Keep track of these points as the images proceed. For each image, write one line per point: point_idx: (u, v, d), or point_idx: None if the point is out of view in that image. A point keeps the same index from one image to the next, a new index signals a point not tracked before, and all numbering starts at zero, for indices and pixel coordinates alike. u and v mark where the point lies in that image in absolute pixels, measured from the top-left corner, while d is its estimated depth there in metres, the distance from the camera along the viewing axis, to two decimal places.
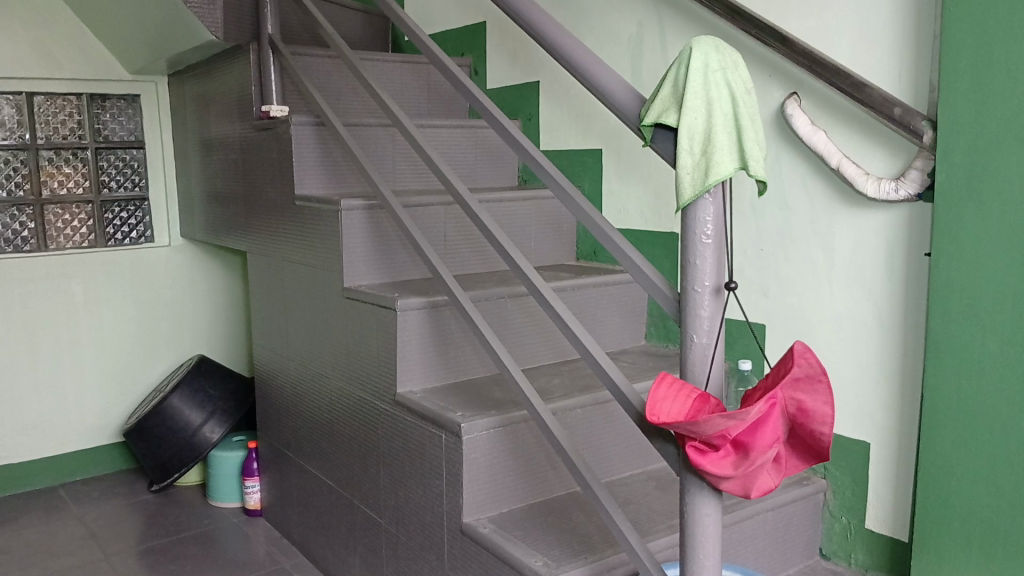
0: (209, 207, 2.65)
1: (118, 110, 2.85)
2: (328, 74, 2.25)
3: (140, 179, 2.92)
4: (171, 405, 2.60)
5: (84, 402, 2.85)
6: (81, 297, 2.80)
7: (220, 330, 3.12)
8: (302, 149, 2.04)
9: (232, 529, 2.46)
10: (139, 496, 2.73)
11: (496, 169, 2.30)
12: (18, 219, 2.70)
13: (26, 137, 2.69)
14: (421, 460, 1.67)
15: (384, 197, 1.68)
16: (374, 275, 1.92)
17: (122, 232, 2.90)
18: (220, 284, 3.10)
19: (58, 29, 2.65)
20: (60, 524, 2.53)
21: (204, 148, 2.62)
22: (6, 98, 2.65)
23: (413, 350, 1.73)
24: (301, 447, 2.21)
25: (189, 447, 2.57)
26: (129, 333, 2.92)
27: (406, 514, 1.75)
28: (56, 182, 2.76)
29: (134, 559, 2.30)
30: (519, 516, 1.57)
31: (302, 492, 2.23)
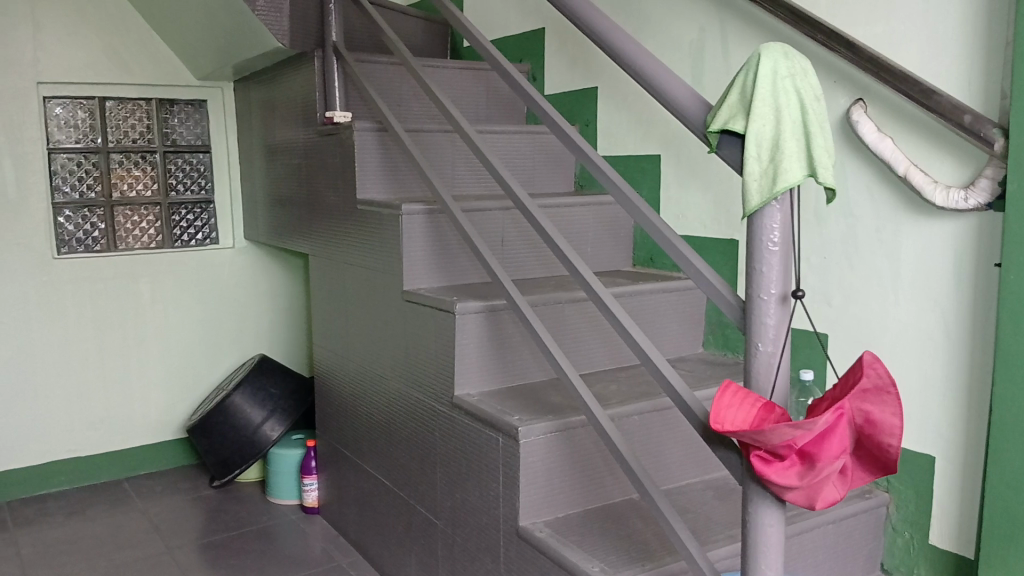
0: (272, 210, 2.71)
1: (186, 116, 2.94)
2: (391, 80, 2.29)
3: (205, 183, 3.00)
4: (232, 403, 2.67)
5: (150, 398, 2.94)
6: (148, 297, 2.89)
7: (280, 330, 3.19)
8: (365, 155, 2.08)
9: (290, 526, 2.51)
10: (201, 491, 2.81)
11: (555, 174, 2.31)
12: (89, 220, 2.79)
13: (98, 141, 2.78)
14: (478, 462, 1.68)
15: (445, 202, 1.71)
16: (433, 278, 1.94)
17: (188, 233, 2.98)
18: (280, 286, 3.17)
19: (130, 37, 2.74)
20: (125, 517, 2.61)
21: (267, 153, 2.69)
22: (79, 102, 2.74)
23: (471, 354, 1.75)
24: (358, 447, 2.25)
25: (250, 444, 2.64)
26: (194, 332, 3.00)
27: (462, 516, 1.76)
28: (126, 184, 2.85)
29: (195, 553, 2.36)
30: (575, 521, 1.57)
31: (359, 492, 2.27)
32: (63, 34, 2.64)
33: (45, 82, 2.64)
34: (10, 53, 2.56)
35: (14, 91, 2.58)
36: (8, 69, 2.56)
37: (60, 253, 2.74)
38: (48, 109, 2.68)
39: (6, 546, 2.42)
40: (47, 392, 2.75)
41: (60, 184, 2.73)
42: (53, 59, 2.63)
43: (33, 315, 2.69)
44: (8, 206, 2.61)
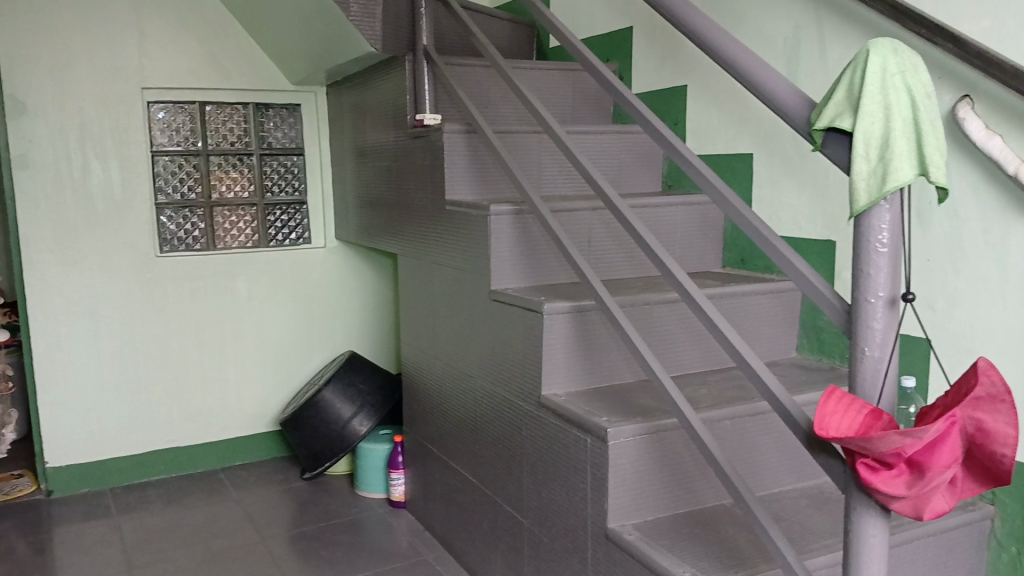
0: (363, 211, 2.78)
1: (281, 119, 3.03)
2: (481, 81, 2.31)
3: (299, 184, 3.09)
4: (324, 398, 2.74)
5: (245, 392, 3.06)
6: (244, 294, 3.00)
7: (368, 328, 3.27)
8: (454, 156, 2.10)
9: (377, 519, 2.57)
10: (292, 483, 2.90)
11: (643, 174, 2.30)
12: (190, 220, 2.91)
13: (198, 144, 2.89)
14: (565, 462, 1.69)
15: (534, 202, 1.72)
16: (520, 278, 1.96)
17: (282, 233, 3.08)
18: (368, 285, 3.24)
19: (228, 43, 2.85)
20: (221, 506, 2.72)
21: (358, 155, 2.76)
22: (181, 107, 2.85)
23: (558, 354, 1.75)
24: (445, 444, 2.29)
25: (340, 438, 2.71)
26: (285, 329, 3.10)
27: (550, 516, 1.77)
28: (224, 186, 2.96)
29: (287, 543, 2.44)
30: (665, 526, 1.56)
31: (445, 488, 2.30)
32: (167, 41, 2.75)
33: (149, 88, 2.76)
34: (118, 60, 2.69)
35: (121, 97, 2.71)
36: (116, 76, 2.70)
37: (162, 251, 2.87)
38: (152, 114, 2.81)
39: (112, 531, 2.55)
40: (149, 383, 2.89)
41: (162, 186, 2.85)
42: (157, 66, 2.75)
43: (137, 311, 2.83)
44: (115, 207, 2.75)
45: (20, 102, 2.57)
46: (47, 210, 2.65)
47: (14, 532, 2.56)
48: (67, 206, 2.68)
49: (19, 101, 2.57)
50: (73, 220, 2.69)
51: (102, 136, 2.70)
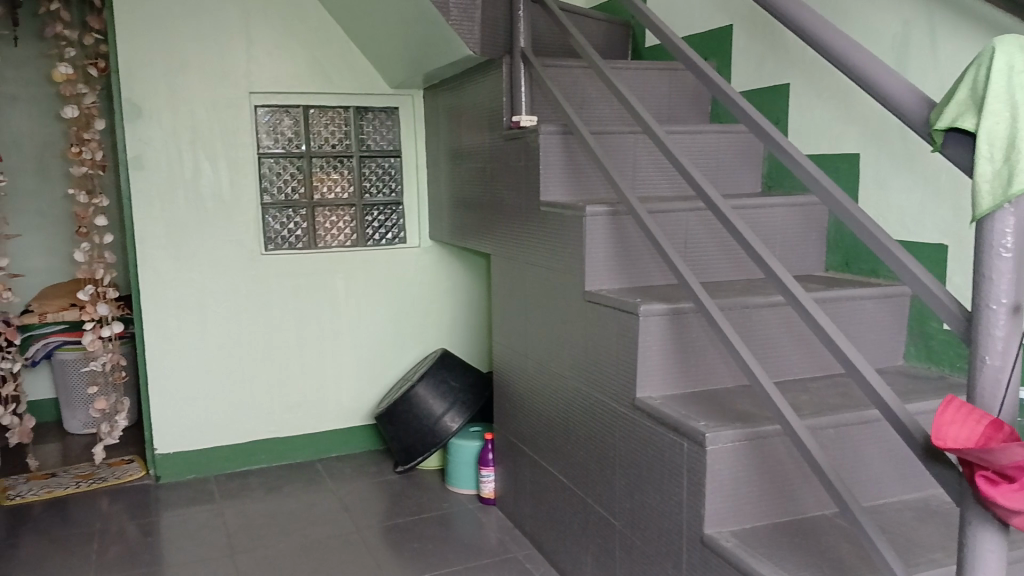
0: (457, 211, 2.84)
1: (379, 122, 3.11)
2: (577, 82, 2.32)
3: (396, 185, 3.17)
4: (417, 394, 2.80)
5: (341, 386, 3.16)
6: (342, 292, 3.10)
7: (460, 326, 3.33)
8: (549, 157, 2.12)
9: (468, 515, 2.61)
10: (385, 475, 2.98)
11: (742, 176, 2.26)
12: (293, 220, 3.02)
13: (302, 146, 3.00)
14: (660, 465, 1.68)
15: (631, 204, 1.71)
16: (615, 279, 1.95)
17: (379, 232, 3.16)
18: (461, 283, 3.30)
19: (330, 48, 2.95)
20: (317, 496, 2.82)
21: (453, 156, 2.82)
22: (287, 111, 2.96)
23: (654, 357, 1.75)
24: (535, 443, 2.31)
25: (432, 434, 2.77)
26: (381, 326, 3.18)
27: (643, 518, 1.77)
28: (325, 187, 3.06)
29: (380, 534, 2.51)
30: (764, 535, 1.53)
31: (535, 486, 2.32)
32: (273, 47, 2.87)
33: (257, 92, 2.88)
34: (228, 66, 2.82)
35: (230, 101, 2.84)
36: (225, 81, 2.83)
37: (266, 249, 2.98)
38: (259, 117, 2.92)
39: (217, 516, 2.68)
40: (252, 376, 3.01)
41: (268, 187, 2.97)
42: (263, 71, 2.87)
43: (242, 306, 2.96)
44: (222, 206, 2.88)
45: (136, 107, 2.72)
46: (160, 209, 2.80)
47: (126, 513, 2.72)
48: (179, 205, 2.82)
49: (136, 105, 2.73)
50: (184, 218, 2.84)
51: (212, 138, 2.84)
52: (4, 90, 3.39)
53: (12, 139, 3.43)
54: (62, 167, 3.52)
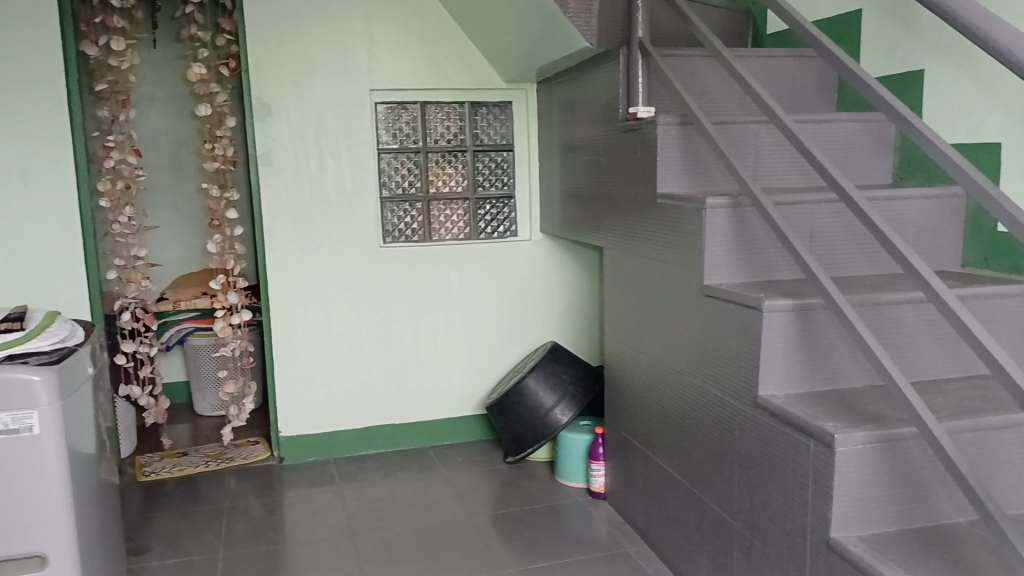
0: (569, 204, 2.84)
1: (493, 117, 3.13)
2: (697, 72, 2.27)
3: (508, 179, 3.18)
4: (528, 386, 2.82)
5: (453, 377, 3.22)
6: (456, 284, 3.15)
7: (570, 319, 3.32)
8: (668, 149, 2.09)
9: (578, 508, 2.62)
10: (495, 466, 3.02)
11: (872, 167, 2.16)
12: (410, 214, 3.08)
13: (418, 142, 3.06)
14: (782, 465, 1.63)
15: (755, 195, 1.67)
16: (737, 274, 1.90)
17: (492, 226, 3.18)
18: (572, 277, 3.29)
19: (447, 45, 2.99)
20: (430, 482, 2.89)
21: (566, 150, 2.82)
22: (405, 108, 3.03)
23: (778, 354, 1.69)
24: (648, 439, 2.29)
25: (542, 426, 2.78)
26: (492, 319, 3.22)
27: (763, 518, 1.72)
28: (441, 181, 3.11)
29: (491, 522, 2.55)
30: (896, 541, 1.47)
31: (648, 482, 2.30)
32: (393, 44, 2.94)
33: (377, 89, 2.96)
34: (350, 64, 2.91)
35: (353, 98, 2.94)
36: (348, 78, 2.92)
37: (384, 242, 3.06)
38: (378, 113, 3.00)
39: (336, 497, 2.79)
40: (369, 364, 3.12)
41: (386, 182, 3.04)
42: (383, 68, 2.95)
43: (361, 297, 3.06)
44: (344, 200, 2.98)
45: (266, 105, 2.85)
46: (286, 203, 2.92)
47: (252, 492, 2.86)
48: (304, 199, 2.94)
49: (265, 103, 2.85)
50: (309, 212, 2.95)
51: (335, 134, 2.94)
52: (143, 90, 3.61)
53: (151, 136, 3.65)
54: (195, 162, 3.73)
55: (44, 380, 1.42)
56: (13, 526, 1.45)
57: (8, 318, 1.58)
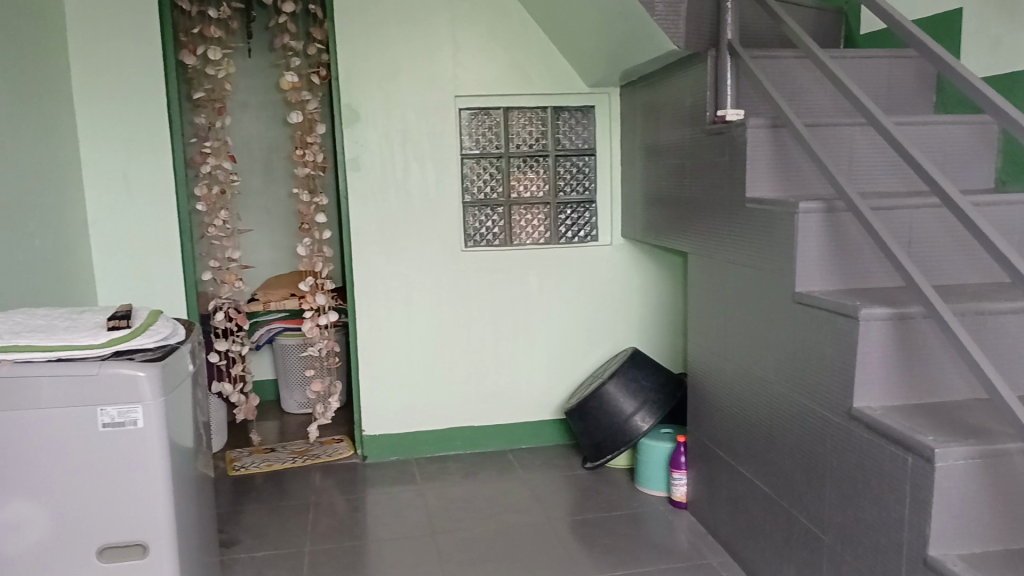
0: (651, 208, 2.81)
1: (575, 122, 3.13)
2: (787, 74, 2.22)
3: (589, 184, 3.18)
4: (607, 392, 2.80)
5: (533, 380, 3.23)
6: (536, 288, 3.16)
7: (651, 325, 3.29)
8: (757, 152, 2.04)
9: (658, 517, 2.59)
10: (574, 471, 3.01)
11: (975, 170, 2.07)
12: (491, 218, 3.11)
13: (501, 146, 3.08)
14: (877, 478, 1.57)
15: (851, 199, 1.61)
16: (830, 281, 1.85)
17: (572, 230, 3.18)
18: (653, 282, 3.26)
19: (531, 49, 3.00)
20: (509, 485, 2.90)
21: (649, 153, 2.80)
22: (488, 113, 3.06)
23: (874, 364, 1.63)
24: (733, 449, 2.24)
25: (622, 432, 2.76)
26: (573, 324, 3.21)
27: (855, 533, 1.66)
28: (522, 186, 3.12)
29: (571, 527, 2.54)
30: (1000, 561, 1.40)
31: (733, 492, 2.26)
32: (478, 50, 2.97)
33: (462, 95, 3.00)
34: (435, 71, 2.96)
35: (438, 105, 2.98)
36: (433, 85, 2.97)
37: (466, 246, 3.10)
38: (462, 119, 3.04)
39: (417, 497, 2.83)
40: (450, 366, 3.16)
41: (469, 186, 3.08)
42: (469, 74, 2.98)
43: (443, 299, 3.10)
44: (428, 204, 3.03)
45: (355, 111, 2.92)
46: (373, 207, 2.99)
47: (336, 488, 2.93)
48: (390, 203, 3.00)
49: (354, 110, 2.92)
50: (394, 216, 3.01)
51: (420, 140, 2.99)
52: (238, 97, 3.75)
53: (244, 142, 3.79)
54: (285, 167, 3.85)
55: (148, 376, 1.49)
56: (118, 516, 1.52)
57: (117, 315, 1.65)
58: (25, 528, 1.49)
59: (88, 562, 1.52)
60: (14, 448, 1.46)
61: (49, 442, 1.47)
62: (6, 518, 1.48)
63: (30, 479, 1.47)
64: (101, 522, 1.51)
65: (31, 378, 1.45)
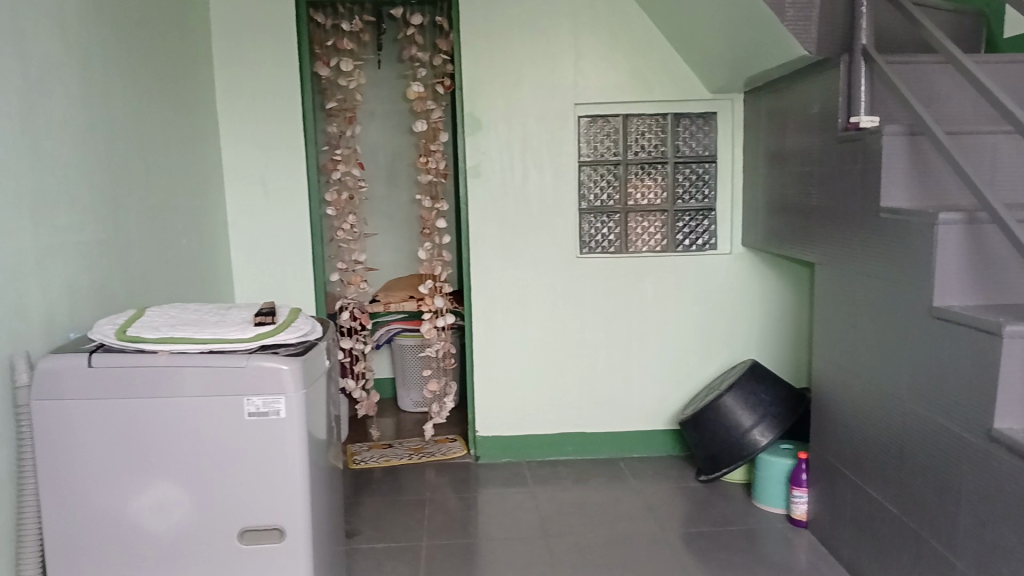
0: (774, 217, 2.75)
1: (696, 128, 3.08)
2: (925, 80, 2.13)
3: (708, 192, 3.11)
4: (724, 404, 2.75)
5: (646, 389, 3.21)
6: (652, 296, 3.14)
7: (771, 337, 3.20)
8: (892, 161, 1.97)
9: (776, 533, 2.53)
10: (688, 482, 2.98)
11: None
12: (607, 225, 3.12)
13: (620, 154, 3.07)
14: (1018, 503, 1.50)
15: (994, 210, 1.54)
16: (970, 296, 1.76)
17: (690, 238, 3.13)
18: (774, 293, 3.17)
19: (653, 56, 2.99)
20: (622, 492, 2.90)
21: (773, 160, 2.74)
22: (607, 121, 3.06)
23: (1018, 383, 1.55)
24: (859, 467, 2.16)
25: (739, 445, 2.71)
26: (689, 333, 3.17)
27: (992, 561, 1.59)
28: (639, 194, 3.10)
29: (685, 539, 2.51)
30: None
31: (857, 512, 2.18)
32: (600, 58, 2.99)
33: (581, 103, 3.02)
34: (557, 79, 3.00)
35: (558, 112, 3.02)
36: (555, 93, 3.01)
37: (581, 252, 3.12)
38: (580, 126, 3.06)
39: (529, 499, 2.87)
40: (563, 371, 3.18)
41: (585, 194, 3.09)
42: (589, 82, 3.00)
43: (559, 306, 3.14)
44: (546, 210, 3.07)
45: (477, 120, 3.01)
46: (492, 212, 3.07)
47: (451, 486, 3.01)
48: (508, 209, 3.07)
49: (477, 118, 3.01)
50: (512, 222, 3.07)
51: (540, 147, 3.04)
52: (367, 106, 3.91)
53: (371, 149, 3.95)
54: (408, 174, 3.98)
55: (292, 369, 1.54)
56: (257, 500, 1.55)
57: (261, 312, 1.76)
58: (170, 509, 1.53)
59: (231, 542, 1.55)
60: (163, 433, 1.51)
61: (195, 427, 1.51)
62: (153, 499, 1.52)
63: (177, 462, 1.52)
64: (241, 506, 1.55)
65: (181, 368, 1.50)
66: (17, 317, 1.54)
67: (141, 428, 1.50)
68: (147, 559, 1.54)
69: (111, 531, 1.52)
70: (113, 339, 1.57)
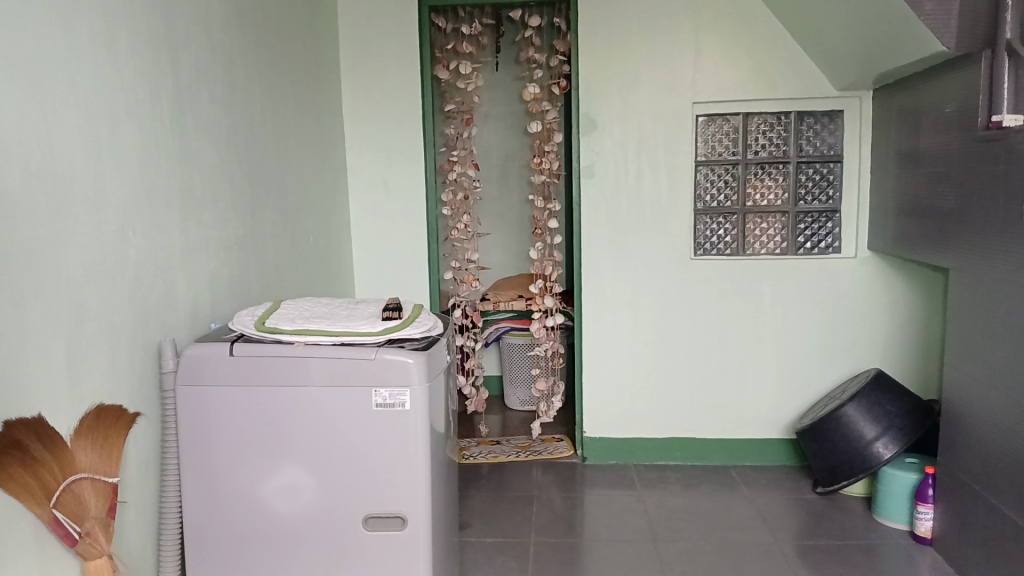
0: (904, 219, 2.64)
1: (821, 127, 2.98)
2: None
3: (833, 192, 3.00)
4: (846, 414, 2.66)
5: (762, 395, 3.13)
6: (769, 299, 3.07)
7: (898, 346, 3.04)
8: None
9: (898, 550, 2.42)
10: (804, 493, 2.89)
11: None
12: (724, 226, 3.06)
13: (739, 153, 3.01)
14: None
15: None
16: None
17: (812, 241, 3.03)
18: (902, 301, 3.02)
19: (776, 53, 2.91)
20: (733, 500, 2.84)
21: (904, 160, 2.63)
22: (727, 119, 3.00)
23: None
24: (993, 484, 2.05)
25: (860, 457, 2.61)
26: (807, 339, 3.08)
27: None
28: (759, 194, 3.02)
29: (800, 551, 2.44)
30: None
31: (989, 531, 2.07)
32: (720, 56, 2.94)
33: (700, 102, 2.98)
34: (675, 77, 2.97)
35: (676, 112, 2.99)
36: (673, 92, 2.98)
37: (695, 254, 3.08)
38: (698, 125, 3.02)
39: (637, 501, 2.86)
40: (675, 374, 3.15)
41: (702, 194, 3.05)
42: (708, 82, 2.96)
43: (671, 308, 3.11)
44: (660, 212, 3.05)
45: (593, 120, 3.03)
46: (604, 213, 3.07)
47: (559, 485, 3.03)
48: (622, 209, 3.06)
49: (592, 119, 3.03)
50: (625, 223, 3.07)
51: (655, 147, 3.02)
52: (482, 109, 3.98)
53: (486, 151, 4.02)
54: (522, 174, 4.03)
55: (417, 363, 1.56)
56: (380, 487, 1.59)
57: (389, 307, 1.81)
58: (297, 492, 1.59)
59: (356, 528, 1.60)
60: (292, 419, 1.57)
61: (323, 414, 1.57)
62: (283, 481, 1.59)
63: (305, 448, 1.58)
64: (365, 493, 1.59)
65: (309, 359, 1.56)
66: (166, 308, 1.65)
67: (273, 414, 1.57)
68: (274, 538, 1.61)
69: (242, 510, 1.60)
70: (253, 329, 1.65)
